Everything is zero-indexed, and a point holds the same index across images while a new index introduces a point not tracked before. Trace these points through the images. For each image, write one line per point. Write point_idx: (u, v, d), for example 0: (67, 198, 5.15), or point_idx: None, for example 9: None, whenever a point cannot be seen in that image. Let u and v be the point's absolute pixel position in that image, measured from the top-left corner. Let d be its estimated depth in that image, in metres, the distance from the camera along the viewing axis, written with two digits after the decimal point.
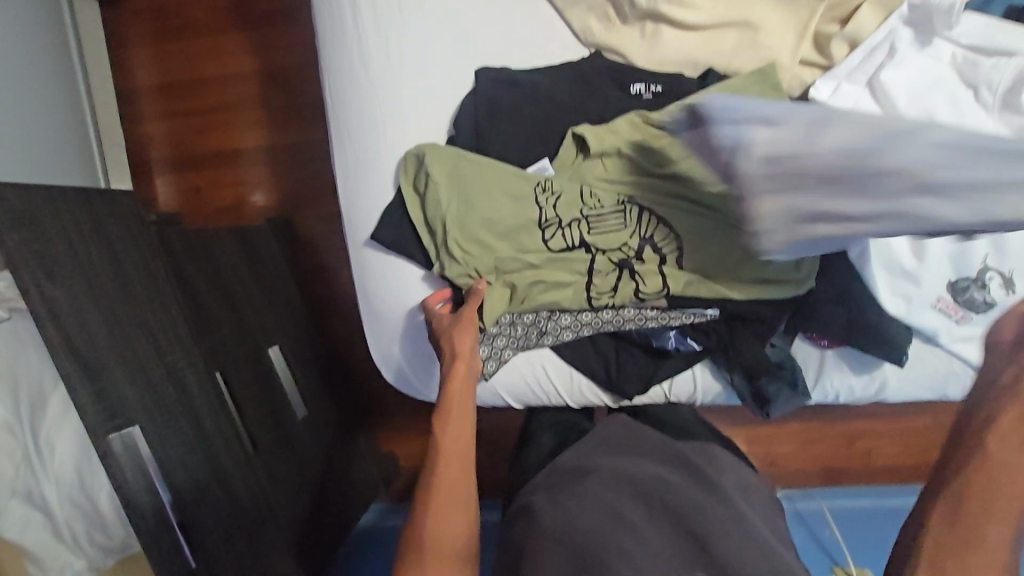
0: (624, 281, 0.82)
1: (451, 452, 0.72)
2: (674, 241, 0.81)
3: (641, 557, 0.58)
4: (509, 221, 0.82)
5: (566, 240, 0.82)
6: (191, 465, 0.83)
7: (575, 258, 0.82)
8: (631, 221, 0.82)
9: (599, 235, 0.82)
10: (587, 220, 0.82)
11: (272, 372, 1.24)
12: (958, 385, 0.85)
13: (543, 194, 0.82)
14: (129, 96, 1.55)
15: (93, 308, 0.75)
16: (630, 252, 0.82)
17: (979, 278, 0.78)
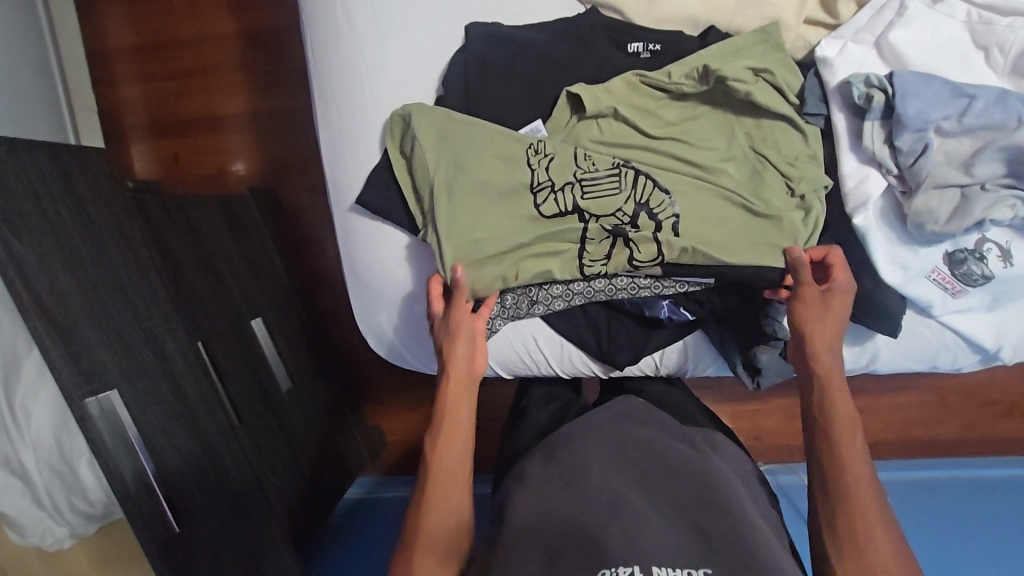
0: (618, 248, 0.79)
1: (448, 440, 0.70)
2: (670, 209, 0.78)
3: (646, 540, 0.58)
4: (498, 185, 0.79)
5: (559, 206, 0.79)
6: (173, 432, 0.81)
7: (567, 224, 0.79)
8: (626, 187, 0.78)
9: (592, 200, 0.78)
10: (581, 184, 0.79)
11: (254, 341, 1.22)
12: (948, 356, 0.86)
13: (535, 156, 0.79)
14: (102, 55, 1.48)
15: (64, 268, 0.72)
16: (624, 220, 0.78)
17: (977, 250, 0.77)
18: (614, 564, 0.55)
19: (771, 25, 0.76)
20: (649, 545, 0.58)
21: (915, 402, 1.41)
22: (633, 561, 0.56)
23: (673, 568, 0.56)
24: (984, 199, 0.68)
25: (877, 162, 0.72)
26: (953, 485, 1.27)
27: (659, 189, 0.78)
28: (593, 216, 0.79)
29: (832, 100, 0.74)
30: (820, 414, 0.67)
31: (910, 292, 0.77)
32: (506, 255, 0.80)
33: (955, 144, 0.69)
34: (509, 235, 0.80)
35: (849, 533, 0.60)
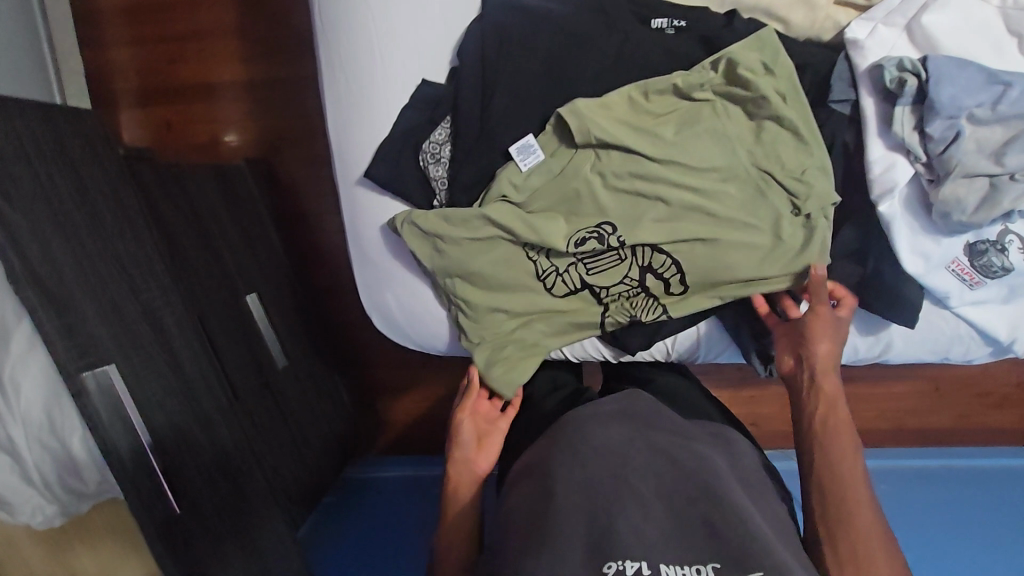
0: (641, 302, 0.80)
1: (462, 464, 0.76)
2: (674, 265, 0.77)
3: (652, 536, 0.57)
4: (507, 275, 0.80)
5: (569, 285, 0.80)
6: (172, 410, 0.78)
7: (582, 304, 0.81)
8: (626, 257, 0.78)
9: (598, 275, 0.79)
10: (581, 264, 0.79)
11: (251, 319, 1.19)
12: (960, 347, 0.86)
13: (532, 248, 0.79)
14: (89, 17, 1.41)
15: (58, 237, 0.68)
16: (635, 284, 0.79)
17: (999, 242, 0.76)
18: (624, 557, 0.54)
19: (765, 30, 0.73)
20: (655, 538, 0.57)
21: (911, 392, 1.42)
22: (641, 556, 0.55)
23: (680, 565, 0.55)
24: (1013, 190, 0.67)
25: (906, 149, 0.70)
26: (945, 474, 1.28)
27: (659, 250, 0.77)
28: (603, 288, 0.80)
29: (861, 84, 0.72)
30: (820, 427, 0.70)
31: (929, 283, 0.76)
32: (527, 338, 0.82)
33: (987, 132, 0.68)
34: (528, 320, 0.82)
35: (852, 548, 0.61)
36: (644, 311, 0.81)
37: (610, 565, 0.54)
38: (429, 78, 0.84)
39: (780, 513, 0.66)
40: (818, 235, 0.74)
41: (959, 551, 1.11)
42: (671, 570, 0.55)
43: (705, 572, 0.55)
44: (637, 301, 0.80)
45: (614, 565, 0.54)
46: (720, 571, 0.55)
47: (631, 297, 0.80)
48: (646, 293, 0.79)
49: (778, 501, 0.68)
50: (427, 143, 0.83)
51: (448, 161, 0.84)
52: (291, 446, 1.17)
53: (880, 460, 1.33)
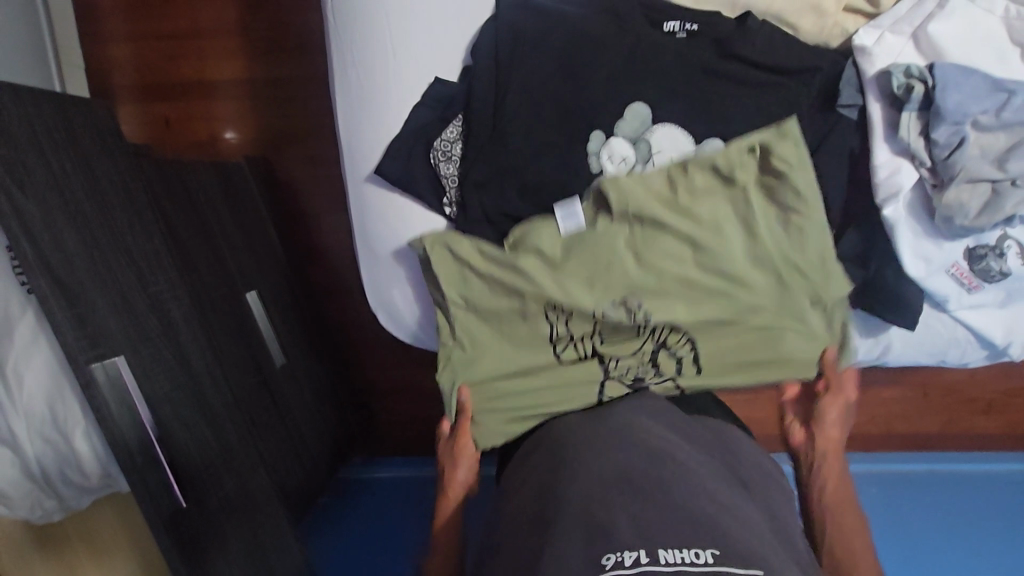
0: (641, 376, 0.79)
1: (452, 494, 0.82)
2: (689, 341, 0.78)
3: (652, 523, 0.55)
4: (515, 336, 0.80)
5: (578, 352, 0.79)
6: (179, 404, 0.78)
7: (588, 375, 0.79)
8: (643, 333, 0.78)
9: (611, 345, 0.79)
10: (598, 331, 0.78)
11: (250, 317, 1.18)
12: (958, 351, 0.87)
13: (554, 310, 0.78)
14: (90, 11, 1.40)
15: (69, 226, 0.68)
16: (645, 356, 0.79)
17: (998, 247, 0.78)
18: (618, 548, 0.52)
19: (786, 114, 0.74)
20: (657, 526, 0.55)
21: (899, 397, 1.44)
22: (639, 545, 0.53)
23: (680, 549, 0.52)
24: (1014, 196, 0.69)
25: (910, 154, 0.72)
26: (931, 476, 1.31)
27: (678, 331, 0.78)
28: (613, 359, 0.79)
29: (868, 89, 0.73)
30: (818, 501, 0.82)
31: (929, 286, 0.78)
32: (519, 400, 0.80)
33: (991, 138, 0.69)
34: (523, 388, 0.80)
35: None
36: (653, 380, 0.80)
37: (607, 557, 0.52)
38: (443, 76, 0.85)
39: (786, 521, 0.65)
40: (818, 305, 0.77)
41: (934, 553, 1.15)
42: (671, 554, 0.52)
43: (705, 556, 0.52)
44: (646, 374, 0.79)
45: (611, 556, 0.52)
46: (719, 556, 0.52)
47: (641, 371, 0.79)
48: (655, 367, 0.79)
49: (787, 510, 0.68)
50: (439, 140, 0.84)
51: (459, 159, 0.85)
52: (288, 444, 1.17)
53: (869, 464, 1.35)
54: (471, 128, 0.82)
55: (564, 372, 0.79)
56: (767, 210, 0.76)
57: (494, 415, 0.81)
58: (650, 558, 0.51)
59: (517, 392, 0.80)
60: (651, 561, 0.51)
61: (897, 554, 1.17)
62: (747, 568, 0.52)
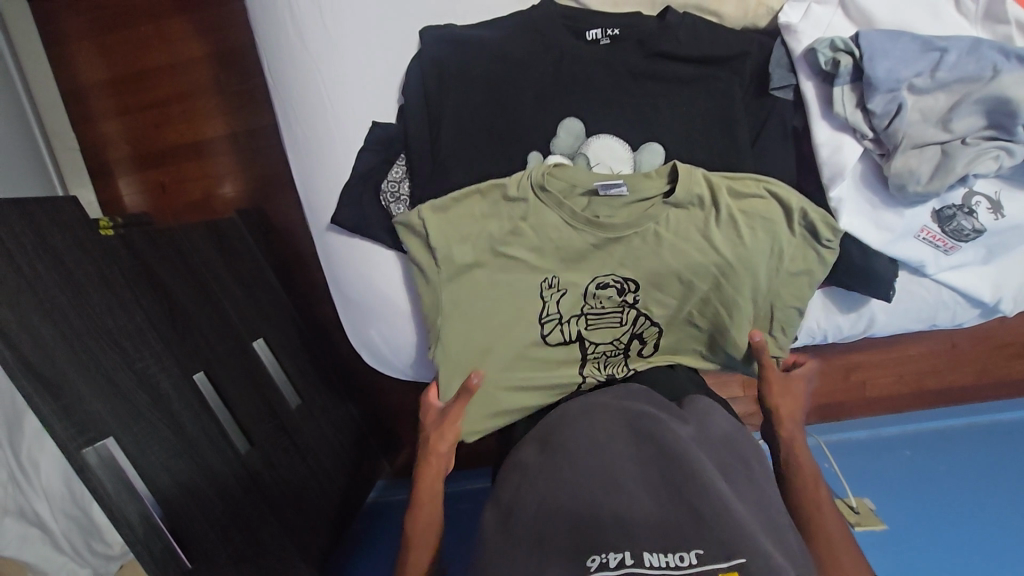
0: (618, 356, 0.81)
1: (418, 524, 0.75)
2: (657, 330, 0.80)
3: (635, 524, 0.57)
4: (507, 311, 0.78)
5: (565, 335, 0.79)
6: (176, 470, 0.82)
7: (570, 355, 0.80)
8: (626, 322, 0.79)
9: (596, 332, 0.79)
10: (586, 317, 0.79)
11: (257, 364, 1.23)
12: (949, 313, 0.84)
13: (549, 289, 0.78)
14: (76, 96, 1.47)
15: (46, 323, 0.72)
16: (619, 347, 0.81)
17: (966, 205, 0.75)
18: (604, 551, 0.55)
19: (731, 114, 0.74)
20: (642, 528, 0.57)
21: (927, 353, 1.39)
22: (623, 546, 0.55)
23: (665, 552, 0.54)
24: (964, 155, 0.67)
25: (851, 128, 0.70)
26: (971, 434, 1.25)
27: (653, 323, 0.79)
28: (593, 346, 0.80)
29: (798, 68, 0.72)
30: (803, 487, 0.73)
31: (896, 254, 0.76)
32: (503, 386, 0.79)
33: (931, 100, 0.67)
34: (506, 369, 0.79)
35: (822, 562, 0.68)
36: (616, 368, 0.82)
37: (593, 559, 0.55)
38: (380, 119, 0.86)
39: (771, 503, 0.64)
40: (763, 323, 0.77)
41: (952, 504, 1.09)
42: (655, 557, 0.54)
43: (688, 557, 0.54)
44: (616, 362, 0.81)
45: (598, 558, 0.55)
46: (704, 555, 0.54)
47: (611, 356, 0.81)
48: (625, 351, 0.81)
49: (771, 486, 0.67)
50: (385, 181, 0.85)
51: (408, 197, 0.85)
52: (307, 476, 1.21)
53: (902, 425, 1.33)
54: (408, 166, 0.83)
55: (541, 356, 0.79)
56: (745, 216, 0.73)
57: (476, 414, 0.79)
58: (635, 560, 0.54)
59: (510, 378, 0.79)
60: (636, 565, 0.54)
61: (924, 493, 1.12)
62: (727, 561, 0.53)
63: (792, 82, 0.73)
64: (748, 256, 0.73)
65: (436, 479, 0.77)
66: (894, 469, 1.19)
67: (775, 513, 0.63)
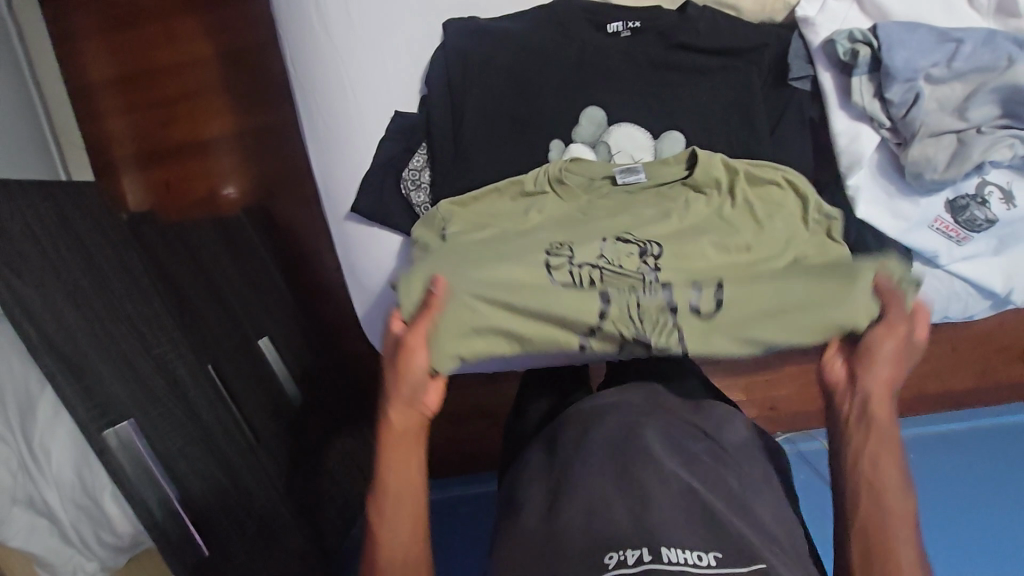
0: (649, 321, 0.63)
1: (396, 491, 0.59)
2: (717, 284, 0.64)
3: (660, 523, 0.59)
4: (503, 243, 0.70)
5: (573, 276, 0.65)
6: (192, 457, 0.81)
7: (578, 299, 0.63)
8: (650, 280, 0.64)
9: (616, 283, 0.64)
10: (602, 269, 0.65)
11: (262, 361, 1.22)
12: (960, 305, 0.85)
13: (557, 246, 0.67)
14: (84, 93, 1.47)
15: (69, 305, 0.72)
16: (654, 311, 0.63)
17: (979, 195, 0.76)
18: (624, 547, 0.57)
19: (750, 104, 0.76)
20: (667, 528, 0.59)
21: (929, 356, 1.41)
22: (642, 544, 0.58)
23: (685, 549, 0.57)
24: (981, 143, 0.68)
25: (869, 117, 0.72)
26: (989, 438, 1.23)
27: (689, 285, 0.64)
28: (612, 300, 0.63)
29: (816, 59, 0.74)
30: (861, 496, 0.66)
31: (913, 242, 0.77)
32: (486, 299, 0.64)
33: (947, 90, 0.70)
34: (485, 279, 0.64)
35: None
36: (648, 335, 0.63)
37: (610, 556, 0.57)
38: (402, 108, 0.87)
39: (778, 510, 0.67)
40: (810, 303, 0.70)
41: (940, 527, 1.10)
42: (674, 552, 0.56)
43: (709, 558, 0.57)
44: (646, 325, 0.63)
45: (615, 556, 0.57)
46: (722, 559, 0.57)
47: (640, 321, 0.63)
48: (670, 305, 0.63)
49: (770, 484, 0.70)
50: (407, 170, 0.86)
51: (428, 186, 0.86)
52: (313, 475, 1.20)
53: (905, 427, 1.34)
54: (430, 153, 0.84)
55: (536, 286, 0.64)
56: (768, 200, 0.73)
57: (452, 337, 0.63)
58: (654, 556, 0.56)
59: (493, 286, 0.64)
60: (656, 559, 0.56)
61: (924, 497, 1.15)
62: (748, 566, 0.57)
63: (812, 75, 0.75)
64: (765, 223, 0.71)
65: (404, 429, 0.61)
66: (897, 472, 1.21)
67: (781, 512, 0.67)
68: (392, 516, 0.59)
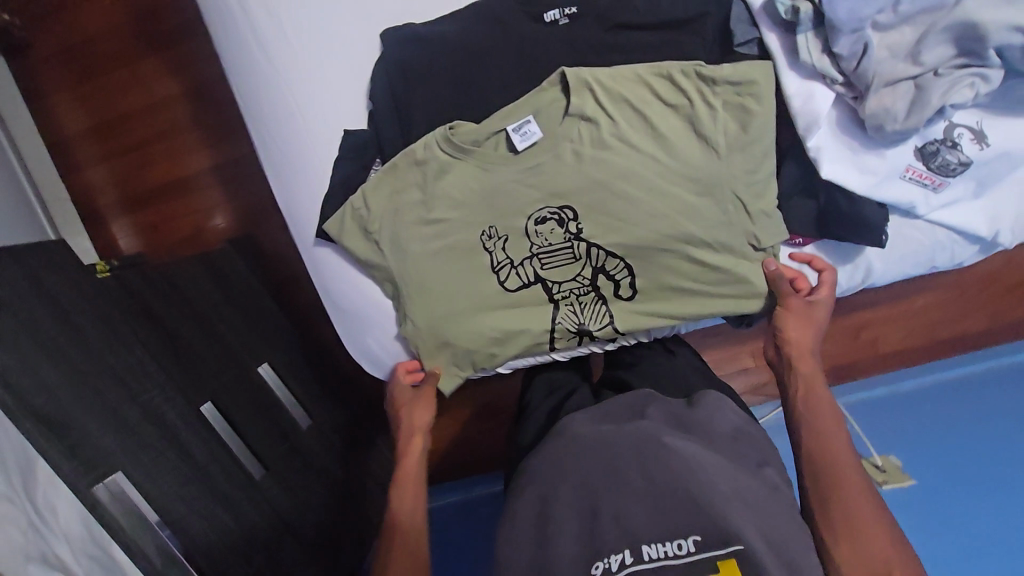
0: (592, 303, 0.82)
1: (405, 500, 0.78)
2: (627, 269, 0.79)
3: (638, 519, 0.62)
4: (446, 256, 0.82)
5: (522, 279, 0.82)
6: (189, 498, 0.83)
7: (536, 299, 0.83)
8: (580, 256, 0.80)
9: (552, 270, 0.81)
10: (538, 258, 0.81)
11: (264, 388, 1.21)
12: (947, 254, 0.83)
13: (490, 239, 0.81)
14: (62, 147, 1.48)
15: (47, 365, 0.72)
16: (586, 284, 0.81)
17: (949, 138, 0.73)
18: (607, 553, 0.61)
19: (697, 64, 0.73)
20: (642, 523, 0.62)
21: (937, 302, 1.37)
22: (623, 546, 0.61)
23: (664, 543, 0.60)
24: (939, 87, 0.66)
25: (820, 75, 0.70)
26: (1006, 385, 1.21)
27: (611, 255, 0.79)
28: (557, 285, 0.82)
29: (760, 22, 0.72)
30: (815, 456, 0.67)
31: (885, 197, 0.75)
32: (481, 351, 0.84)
33: (897, 35, 0.67)
34: (472, 331, 0.83)
35: (843, 532, 0.62)
36: (592, 313, 0.83)
37: (596, 565, 0.61)
38: (352, 127, 0.86)
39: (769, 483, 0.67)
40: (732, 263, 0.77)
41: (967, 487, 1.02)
42: (653, 550, 0.60)
43: (687, 545, 0.60)
44: (587, 304, 0.82)
45: (600, 564, 0.61)
46: (701, 542, 0.59)
47: (584, 301, 0.82)
48: (597, 295, 0.82)
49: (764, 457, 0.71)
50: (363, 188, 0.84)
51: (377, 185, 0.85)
52: (324, 491, 1.21)
53: (921, 376, 1.32)
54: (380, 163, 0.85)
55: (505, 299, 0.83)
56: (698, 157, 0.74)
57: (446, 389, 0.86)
58: (635, 557, 0.60)
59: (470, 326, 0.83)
60: (636, 560, 0.60)
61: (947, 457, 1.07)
62: (725, 548, 0.58)
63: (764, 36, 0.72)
64: (666, 134, 0.75)
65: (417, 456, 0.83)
66: (924, 425, 1.16)
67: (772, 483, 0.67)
68: (405, 520, 0.77)
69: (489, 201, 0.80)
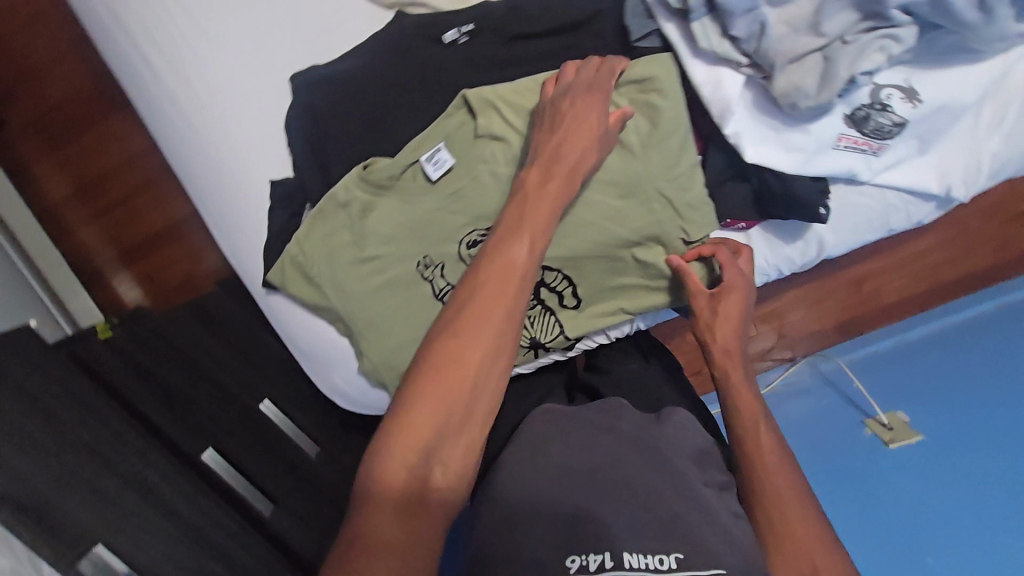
0: (541, 316, 0.80)
1: (483, 315, 0.56)
2: (566, 279, 0.78)
3: (620, 529, 0.58)
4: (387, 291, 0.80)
5: None
6: (178, 557, 0.85)
7: None
8: None
9: None
10: None
11: (267, 428, 1.14)
12: (902, 215, 0.79)
13: (427, 268, 0.79)
14: (50, 214, 1.48)
15: (18, 453, 0.75)
16: (533, 300, 0.79)
17: (876, 101, 0.71)
18: (586, 551, 0.57)
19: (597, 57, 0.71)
20: (624, 529, 0.58)
21: (938, 244, 1.30)
22: (603, 548, 0.57)
23: (646, 555, 0.56)
24: (845, 56, 0.65)
25: (725, 59, 0.70)
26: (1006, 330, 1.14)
27: (549, 266, 0.77)
28: None
29: (656, 13, 0.72)
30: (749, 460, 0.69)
31: (820, 170, 0.72)
32: None
33: (793, 8, 0.67)
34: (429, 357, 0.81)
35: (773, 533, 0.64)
36: (544, 328, 0.80)
37: (572, 561, 0.56)
38: (278, 176, 0.86)
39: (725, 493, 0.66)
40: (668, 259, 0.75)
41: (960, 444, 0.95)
42: (635, 559, 0.56)
43: (669, 561, 0.56)
44: (536, 318, 0.80)
45: (577, 560, 0.56)
46: (684, 562, 0.56)
47: (533, 316, 0.80)
48: (543, 307, 0.80)
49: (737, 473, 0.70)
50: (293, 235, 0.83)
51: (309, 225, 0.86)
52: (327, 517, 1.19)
53: (924, 326, 1.26)
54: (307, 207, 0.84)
55: None
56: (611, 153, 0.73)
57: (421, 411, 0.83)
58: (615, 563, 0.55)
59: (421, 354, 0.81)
60: (616, 565, 0.55)
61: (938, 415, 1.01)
62: (709, 570, 0.55)
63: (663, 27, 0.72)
64: None
65: (525, 251, 0.59)
66: (922, 380, 1.09)
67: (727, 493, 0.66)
68: (470, 342, 0.55)
69: (420, 233, 0.79)
